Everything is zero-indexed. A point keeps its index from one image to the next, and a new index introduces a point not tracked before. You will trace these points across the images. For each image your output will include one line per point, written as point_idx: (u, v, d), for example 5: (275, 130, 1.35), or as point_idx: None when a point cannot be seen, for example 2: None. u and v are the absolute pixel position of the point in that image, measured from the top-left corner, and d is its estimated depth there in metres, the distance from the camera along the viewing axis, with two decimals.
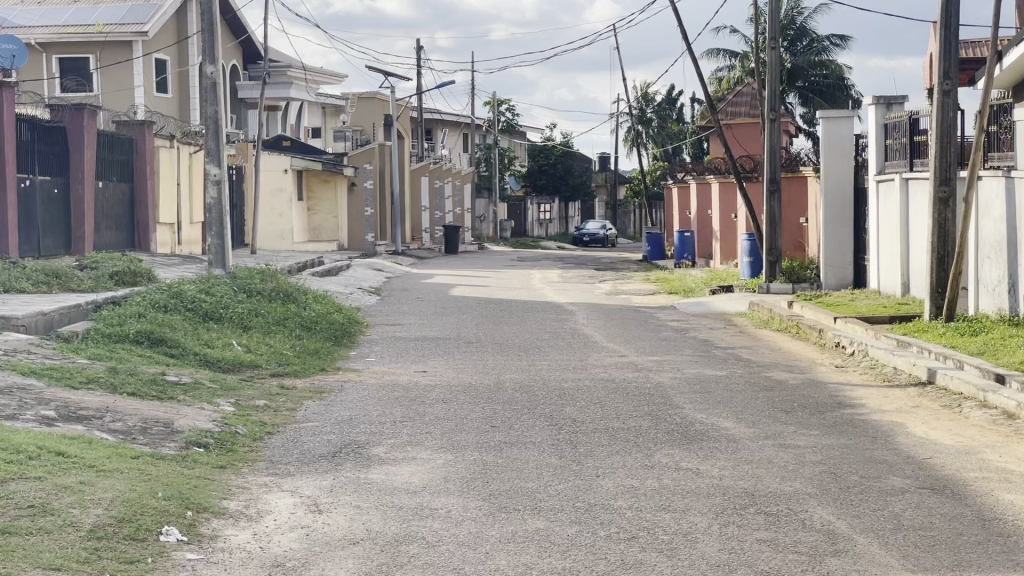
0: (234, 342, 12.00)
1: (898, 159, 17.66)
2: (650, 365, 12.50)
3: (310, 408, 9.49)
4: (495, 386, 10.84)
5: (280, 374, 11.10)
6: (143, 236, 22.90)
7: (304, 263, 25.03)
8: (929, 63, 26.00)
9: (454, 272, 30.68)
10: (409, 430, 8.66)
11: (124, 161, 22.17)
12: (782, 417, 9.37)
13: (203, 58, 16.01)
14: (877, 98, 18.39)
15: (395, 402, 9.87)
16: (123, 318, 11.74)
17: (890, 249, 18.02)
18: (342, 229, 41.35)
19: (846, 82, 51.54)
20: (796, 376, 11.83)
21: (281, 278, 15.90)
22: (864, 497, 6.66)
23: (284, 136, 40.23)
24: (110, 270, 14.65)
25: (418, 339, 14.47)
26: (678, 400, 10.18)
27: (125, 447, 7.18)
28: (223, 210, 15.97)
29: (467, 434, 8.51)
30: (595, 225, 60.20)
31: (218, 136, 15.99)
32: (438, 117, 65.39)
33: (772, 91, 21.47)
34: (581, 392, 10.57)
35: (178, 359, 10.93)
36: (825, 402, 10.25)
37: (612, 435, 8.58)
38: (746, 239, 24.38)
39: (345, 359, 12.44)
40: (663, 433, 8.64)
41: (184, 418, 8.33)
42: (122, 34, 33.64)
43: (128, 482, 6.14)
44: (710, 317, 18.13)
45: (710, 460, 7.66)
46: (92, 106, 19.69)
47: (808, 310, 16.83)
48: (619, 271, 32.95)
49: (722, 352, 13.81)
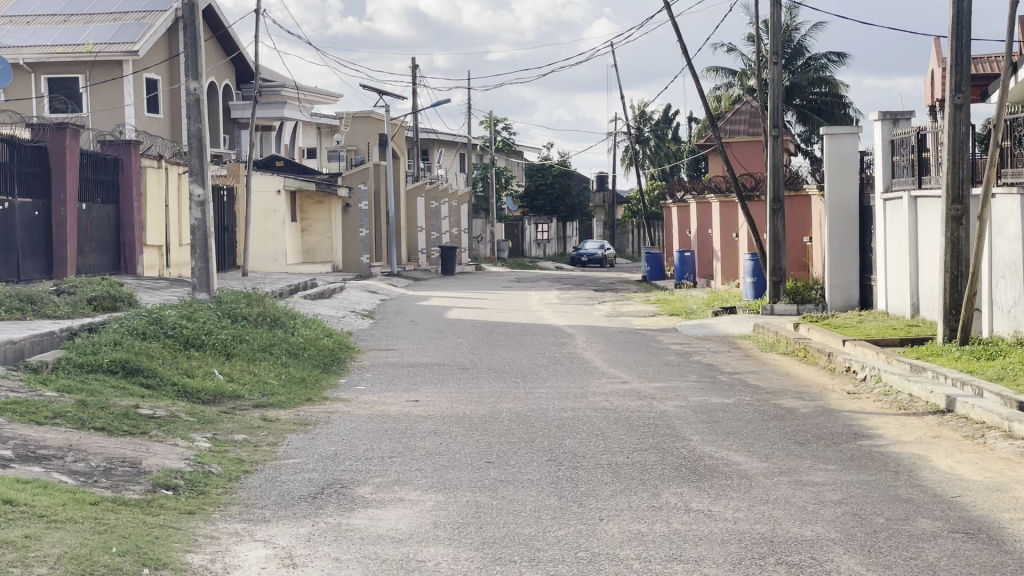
0: (216, 371, 11.40)
1: (906, 176, 17.07)
2: (654, 392, 11.91)
3: (293, 443, 8.90)
4: (491, 417, 10.24)
5: (263, 406, 10.49)
6: (130, 259, 22.34)
7: (296, 285, 24.44)
8: (931, 80, 25.57)
9: (450, 294, 30.13)
10: (397, 467, 8.07)
11: (109, 182, 21.59)
12: (796, 450, 8.78)
13: (185, 75, 15.42)
14: (882, 113, 17.76)
15: (384, 436, 9.27)
16: (97, 347, 11.15)
17: (898, 269, 17.43)
18: (336, 250, 40.75)
19: (846, 99, 51.08)
20: (806, 404, 11.24)
21: (268, 302, 15.29)
22: (894, 544, 6.07)
23: (277, 157, 39.67)
24: (88, 295, 14.07)
25: (411, 365, 13.88)
26: (685, 432, 9.59)
27: (84, 491, 6.60)
28: (207, 231, 15.40)
29: (459, 471, 7.92)
30: (593, 244, 59.63)
31: (201, 155, 15.38)
32: (433, 137, 64.94)
33: (774, 106, 20.91)
34: (581, 423, 9.98)
35: (154, 390, 10.34)
36: (841, 432, 9.66)
37: (615, 471, 7.98)
38: (749, 258, 23.81)
39: (334, 388, 11.85)
40: (669, 469, 8.04)
41: (154, 456, 7.73)
42: (113, 54, 33.10)
43: (80, 535, 5.56)
44: (714, 339, 17.54)
45: (722, 500, 7.06)
46: (74, 125, 19.12)
47: (815, 332, 16.24)
48: (617, 291, 32.42)
49: (727, 378, 13.22)
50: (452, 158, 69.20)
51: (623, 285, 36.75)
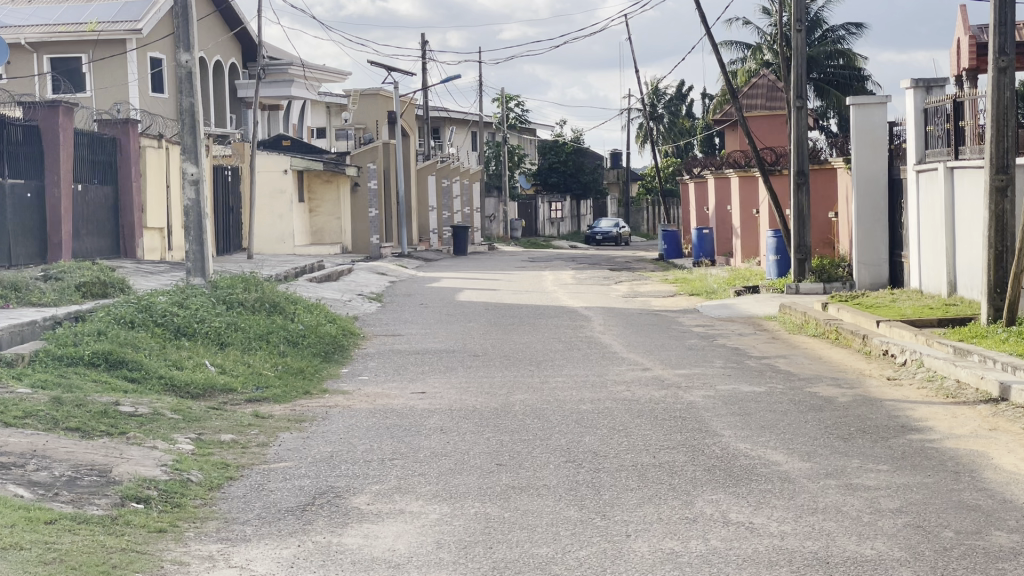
0: (207, 362, 10.60)
1: (941, 147, 16.17)
2: (680, 380, 11.09)
3: (286, 444, 8.08)
4: (502, 410, 9.42)
5: (256, 401, 9.68)
6: (130, 242, 21.55)
7: (302, 267, 23.64)
8: (957, 49, 24.65)
9: (461, 274, 29.30)
10: (399, 472, 7.26)
11: (106, 163, 20.79)
12: (841, 447, 7.95)
13: (176, 46, 14.59)
14: (914, 81, 16.84)
15: (387, 434, 8.45)
16: (78, 338, 10.32)
17: (933, 245, 16.54)
18: (345, 231, 39.95)
19: (864, 72, 50.07)
20: (844, 393, 10.39)
21: (267, 287, 14.47)
22: (970, 565, 5.24)
23: (284, 136, 38.83)
24: (76, 281, 13.24)
25: (419, 353, 13.07)
26: (715, 426, 8.75)
27: (40, 508, 5.78)
28: (202, 212, 14.57)
29: (467, 477, 7.11)
30: (608, 222, 58.68)
31: (194, 132, 14.55)
32: (444, 114, 63.99)
33: (797, 77, 19.99)
34: (602, 417, 9.13)
35: (139, 384, 9.53)
36: (887, 425, 8.82)
37: (642, 475, 7.15)
38: (772, 235, 22.90)
39: (336, 380, 11.03)
40: (701, 472, 7.20)
41: (126, 463, 6.91)
42: (115, 32, 32.24)
43: (17, 568, 4.74)
44: (738, 321, 16.65)
45: (764, 510, 6.23)
46: (67, 102, 18.29)
47: (845, 312, 15.39)
48: (634, 270, 31.54)
49: (756, 364, 12.36)
50: (464, 136, 68.30)
51: (640, 264, 35.82)
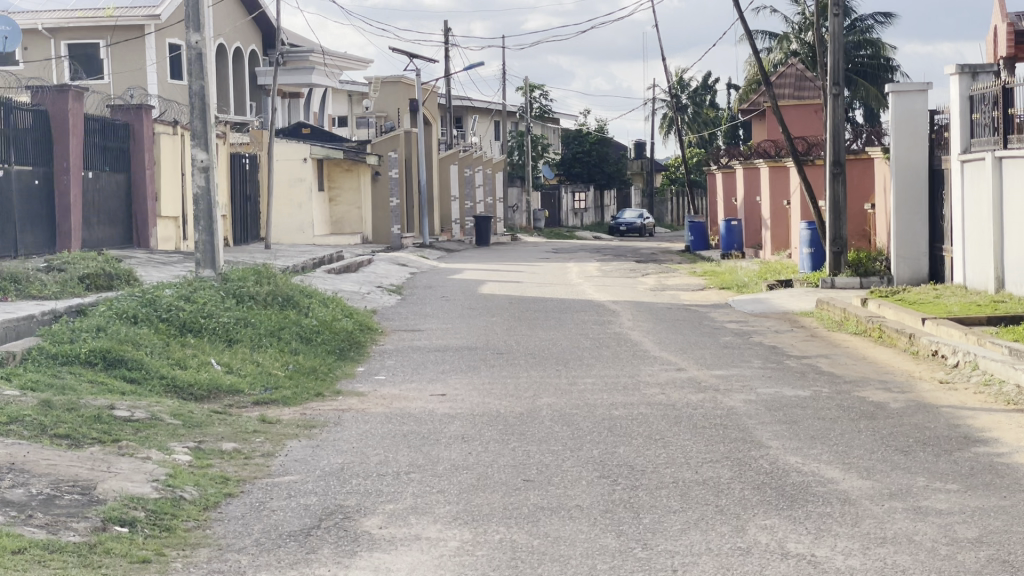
0: (213, 361, 9.92)
1: (988, 136, 15.41)
2: (717, 382, 10.36)
3: (293, 454, 7.40)
4: (528, 415, 8.72)
5: (264, 403, 9.01)
6: (142, 231, 20.91)
7: (321, 258, 22.96)
8: (994, 36, 23.86)
9: (483, 266, 28.52)
10: (415, 488, 6.58)
11: (118, 149, 20.14)
12: (901, 462, 7.23)
13: (187, 27, 13.93)
14: (961, 67, 16.07)
15: (404, 442, 7.76)
16: (76, 334, 9.65)
17: (978, 238, 15.76)
18: (366, 221, 39.32)
19: (892, 62, 49.19)
20: (894, 397, 9.67)
21: (280, 279, 13.77)
22: None
23: (303, 124, 38.14)
24: (79, 272, 12.58)
25: (440, 350, 12.38)
26: (760, 436, 8.03)
27: (7, 533, 5.10)
28: (212, 201, 13.88)
29: (491, 494, 6.42)
30: (632, 213, 57.91)
31: (204, 116, 13.89)
32: (467, 103, 63.25)
33: (834, 62, 19.24)
34: (636, 424, 8.42)
35: (138, 386, 8.86)
36: (948, 437, 8.08)
37: (684, 493, 6.44)
38: (807, 228, 22.07)
39: (350, 380, 10.35)
40: (749, 491, 6.48)
41: (112, 478, 6.24)
42: (133, 17, 31.64)
43: None
44: (773, 317, 15.91)
45: (827, 539, 5.53)
46: (77, 86, 17.63)
47: (887, 308, 14.64)
48: (660, 262, 30.78)
49: (797, 364, 11.62)
50: (486, 125, 67.62)
51: (666, 256, 35.11)
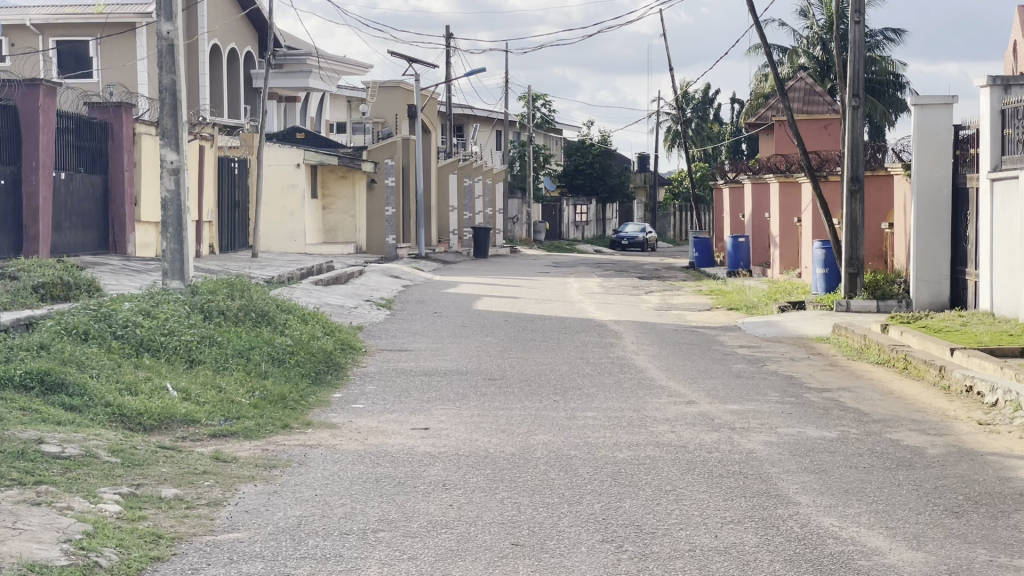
0: (169, 386, 8.86)
1: (1020, 152, 14.38)
2: (731, 419, 9.30)
3: (244, 504, 6.33)
4: (521, 457, 7.66)
5: (221, 436, 7.97)
6: (119, 235, 19.91)
7: (308, 270, 21.91)
8: (1014, 53, 22.94)
9: (480, 278, 27.52)
10: (383, 554, 5.50)
11: (95, 149, 19.14)
12: (956, 527, 6.18)
13: (159, 16, 12.94)
14: (992, 78, 15.04)
15: (375, 490, 6.69)
16: (12, 354, 8.60)
17: (1008, 261, 14.71)
18: (360, 229, 38.30)
19: (901, 78, 48.38)
20: (929, 441, 8.64)
21: (253, 291, 12.73)
22: None
23: (297, 129, 37.13)
24: (34, 282, 11.53)
25: (426, 373, 11.33)
26: (785, 489, 6.95)
27: None
28: (181, 206, 12.87)
29: (473, 564, 5.35)
30: (635, 226, 56.87)
31: (175, 114, 12.90)
32: (469, 112, 62.40)
33: (853, 74, 18.28)
34: (644, 471, 7.36)
35: (79, 414, 7.81)
36: (1000, 493, 7.02)
37: (704, 567, 5.37)
38: (820, 247, 21.06)
39: (324, 410, 9.27)
40: (781, 564, 5.43)
41: (15, 538, 5.17)
42: (124, 15, 30.72)
43: None
44: (786, 343, 14.85)
45: None
46: (48, 81, 16.64)
47: (912, 336, 13.56)
48: (664, 279, 29.75)
49: (818, 398, 10.54)
50: (488, 134, 66.79)
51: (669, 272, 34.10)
